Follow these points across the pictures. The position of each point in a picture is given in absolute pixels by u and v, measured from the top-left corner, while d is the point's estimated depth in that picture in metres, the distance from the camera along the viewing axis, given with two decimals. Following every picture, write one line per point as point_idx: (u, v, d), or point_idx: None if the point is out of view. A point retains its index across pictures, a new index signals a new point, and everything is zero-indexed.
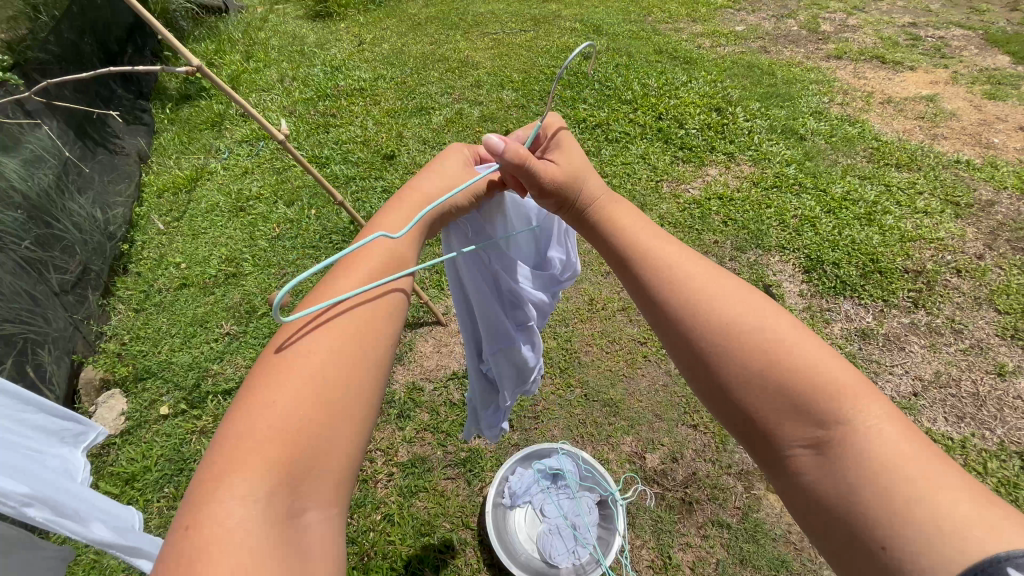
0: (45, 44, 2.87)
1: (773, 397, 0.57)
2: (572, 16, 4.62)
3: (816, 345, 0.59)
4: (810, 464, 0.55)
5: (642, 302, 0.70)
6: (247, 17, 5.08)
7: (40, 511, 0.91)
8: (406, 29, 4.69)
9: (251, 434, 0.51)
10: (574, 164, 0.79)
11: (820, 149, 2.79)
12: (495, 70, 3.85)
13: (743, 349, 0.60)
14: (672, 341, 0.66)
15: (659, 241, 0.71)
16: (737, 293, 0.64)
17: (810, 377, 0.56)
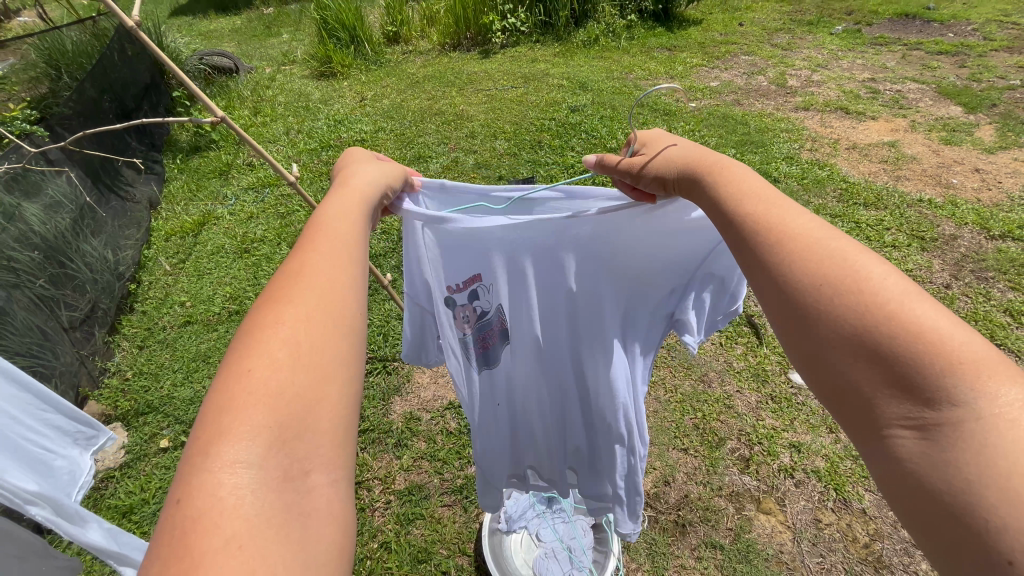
0: (69, 99, 3.07)
1: (884, 367, 0.52)
2: (559, 74, 4.99)
3: (932, 311, 0.53)
4: (916, 451, 0.50)
5: (740, 259, 0.67)
6: (255, 77, 5.43)
7: (41, 509, 0.98)
8: (406, 87, 5.03)
9: (244, 407, 0.47)
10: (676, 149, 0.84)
11: (792, 190, 2.99)
12: (488, 122, 4.12)
13: (853, 312, 0.55)
14: (766, 299, 0.63)
15: (768, 205, 0.68)
16: (840, 254, 0.59)
17: (933, 344, 0.51)
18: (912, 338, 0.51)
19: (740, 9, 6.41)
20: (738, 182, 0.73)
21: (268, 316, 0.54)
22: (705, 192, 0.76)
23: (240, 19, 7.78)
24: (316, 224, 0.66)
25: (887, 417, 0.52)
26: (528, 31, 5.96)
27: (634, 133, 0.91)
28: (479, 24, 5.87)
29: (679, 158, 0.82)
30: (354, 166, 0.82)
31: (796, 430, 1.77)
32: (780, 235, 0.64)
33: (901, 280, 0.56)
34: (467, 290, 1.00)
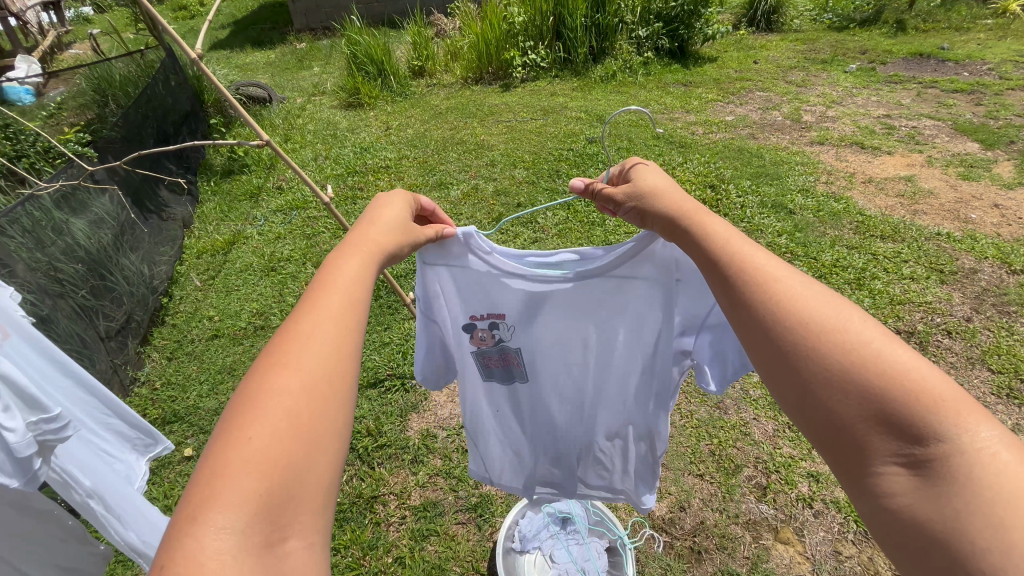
0: (117, 123, 3.26)
1: (870, 405, 0.55)
2: (577, 107, 5.17)
3: (910, 354, 0.57)
4: (907, 486, 0.53)
5: (726, 301, 0.69)
6: (287, 106, 5.72)
7: (98, 503, 1.15)
8: (429, 118, 5.24)
9: (233, 467, 0.51)
10: (657, 182, 0.85)
11: (808, 222, 3.01)
12: (508, 152, 4.26)
13: (839, 355, 0.58)
14: (753, 340, 0.65)
15: (752, 249, 0.70)
16: (822, 302, 0.63)
17: (912, 385, 0.54)
18: (895, 381, 0.55)
19: (754, 47, 6.59)
20: (708, 227, 0.74)
21: (263, 380, 0.57)
22: (686, 230, 0.76)
23: (274, 53, 8.22)
24: (327, 283, 0.67)
25: (878, 454, 0.55)
26: (547, 67, 6.19)
27: (621, 163, 0.93)
28: (501, 59, 6.13)
29: (659, 190, 0.83)
30: (381, 209, 0.82)
31: (814, 459, 1.76)
32: (763, 276, 0.66)
33: (877, 325, 0.59)
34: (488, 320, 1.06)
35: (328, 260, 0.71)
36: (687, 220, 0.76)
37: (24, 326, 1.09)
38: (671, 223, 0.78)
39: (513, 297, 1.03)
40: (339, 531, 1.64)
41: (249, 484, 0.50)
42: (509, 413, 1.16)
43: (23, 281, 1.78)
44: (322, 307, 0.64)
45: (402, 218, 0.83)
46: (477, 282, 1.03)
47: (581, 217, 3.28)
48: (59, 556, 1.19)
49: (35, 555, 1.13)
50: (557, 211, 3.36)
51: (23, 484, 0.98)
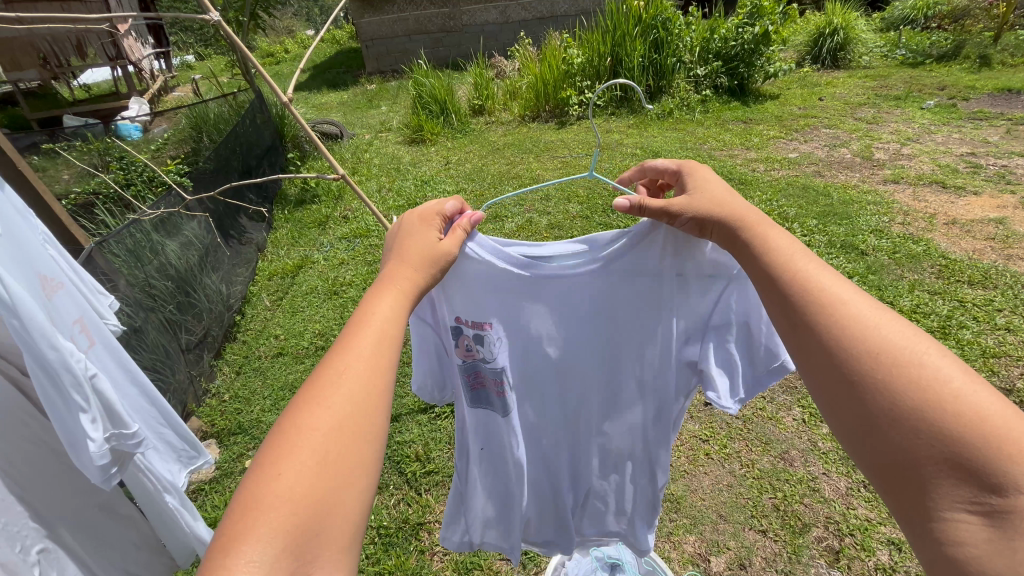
0: (210, 157, 3.61)
1: (941, 449, 0.57)
2: (633, 144, 5.21)
3: (994, 399, 0.57)
4: (980, 535, 0.53)
5: (789, 324, 0.72)
6: (356, 141, 6.14)
7: (172, 499, 1.29)
8: (487, 153, 5.46)
9: (267, 503, 0.54)
10: (719, 191, 0.86)
11: (882, 264, 2.83)
12: (563, 186, 4.34)
13: (914, 389, 0.59)
14: (817, 364, 0.68)
15: (824, 274, 0.72)
16: (898, 334, 0.64)
17: (990, 432, 0.55)
18: (972, 425, 0.56)
19: (819, 84, 6.44)
20: (773, 243, 0.77)
21: (300, 415, 0.61)
22: (750, 248, 0.78)
23: (347, 94, 8.90)
24: (365, 316, 0.70)
25: (945, 499, 0.56)
26: (604, 105, 6.32)
27: (689, 166, 0.95)
28: (558, 98, 6.32)
29: (722, 201, 0.84)
30: (410, 234, 0.84)
31: (895, 525, 1.59)
32: (827, 302, 0.69)
33: (959, 361, 0.60)
34: (475, 329, 1.03)
35: (365, 298, 0.73)
36: (752, 238, 0.79)
37: (106, 338, 1.21)
38: (736, 239, 0.80)
39: (510, 300, 1.01)
40: (384, 555, 1.65)
41: (278, 521, 0.53)
42: (493, 439, 1.10)
43: (123, 294, 1.97)
44: (359, 344, 0.67)
45: (433, 243, 0.84)
46: (471, 288, 1.00)
47: None
48: (130, 560, 1.24)
49: (110, 553, 1.19)
50: None
51: (100, 484, 1.07)
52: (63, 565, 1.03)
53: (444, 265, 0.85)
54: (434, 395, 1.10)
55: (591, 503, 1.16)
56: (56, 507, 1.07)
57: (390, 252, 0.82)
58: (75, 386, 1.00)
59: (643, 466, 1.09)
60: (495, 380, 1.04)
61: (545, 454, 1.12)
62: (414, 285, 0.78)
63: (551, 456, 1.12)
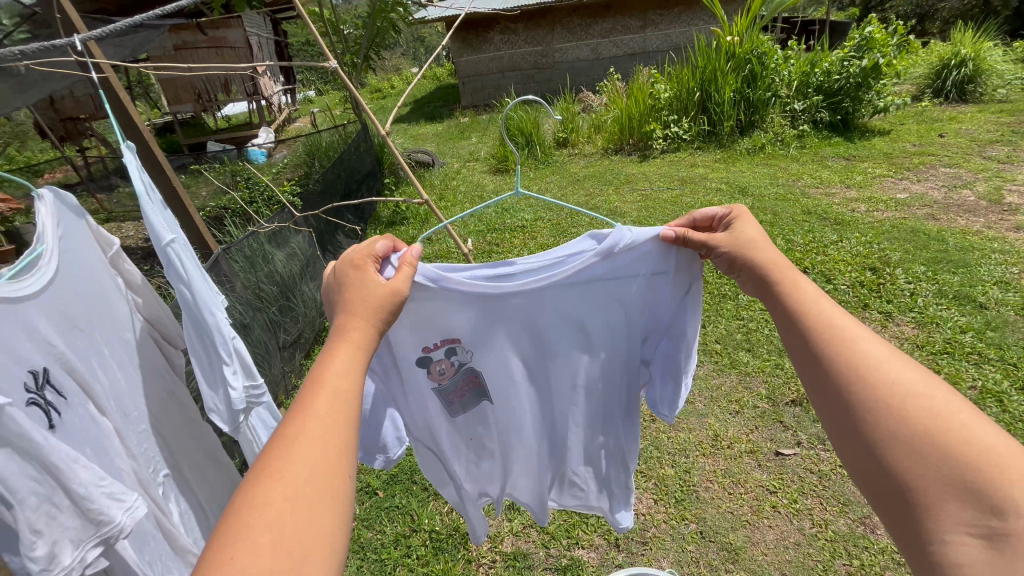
0: (319, 180, 4.07)
1: (950, 474, 0.62)
2: (718, 178, 5.08)
3: (994, 434, 0.63)
4: (982, 556, 0.58)
5: (807, 359, 0.79)
6: (445, 169, 6.57)
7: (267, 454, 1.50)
8: (567, 184, 5.59)
9: None
10: (755, 237, 0.93)
11: (1006, 320, 2.51)
12: (641, 219, 4.34)
13: (919, 420, 0.66)
14: (828, 399, 0.76)
15: (847, 319, 0.80)
16: (910, 374, 0.71)
17: (988, 459, 0.61)
18: (971, 456, 0.62)
19: (940, 120, 5.87)
20: (799, 285, 0.86)
21: (255, 489, 0.58)
22: (776, 289, 0.87)
23: (441, 126, 9.58)
24: (321, 374, 0.70)
25: (947, 521, 0.61)
26: (690, 139, 6.24)
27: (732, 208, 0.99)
28: (642, 132, 6.34)
29: (754, 246, 0.92)
30: (356, 284, 0.84)
31: None
32: (844, 339, 0.77)
33: (965, 401, 0.67)
34: (443, 349, 1.14)
35: (320, 357, 0.72)
36: (780, 279, 0.87)
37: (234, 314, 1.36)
38: (765, 280, 0.89)
39: (475, 316, 1.12)
40: (433, 558, 1.72)
41: None
42: (478, 434, 1.24)
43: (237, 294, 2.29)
44: (317, 404, 0.66)
45: (385, 292, 0.85)
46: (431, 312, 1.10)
47: None
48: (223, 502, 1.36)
49: (210, 492, 1.31)
50: None
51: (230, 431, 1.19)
52: (172, 497, 1.18)
53: (392, 315, 0.85)
54: (376, 452, 1.14)
55: (570, 485, 1.30)
56: (171, 443, 1.20)
57: (339, 307, 0.82)
58: (223, 342, 1.15)
59: (615, 454, 1.21)
60: (468, 386, 1.18)
61: (526, 446, 1.24)
62: (366, 340, 0.78)
63: (531, 448, 1.25)
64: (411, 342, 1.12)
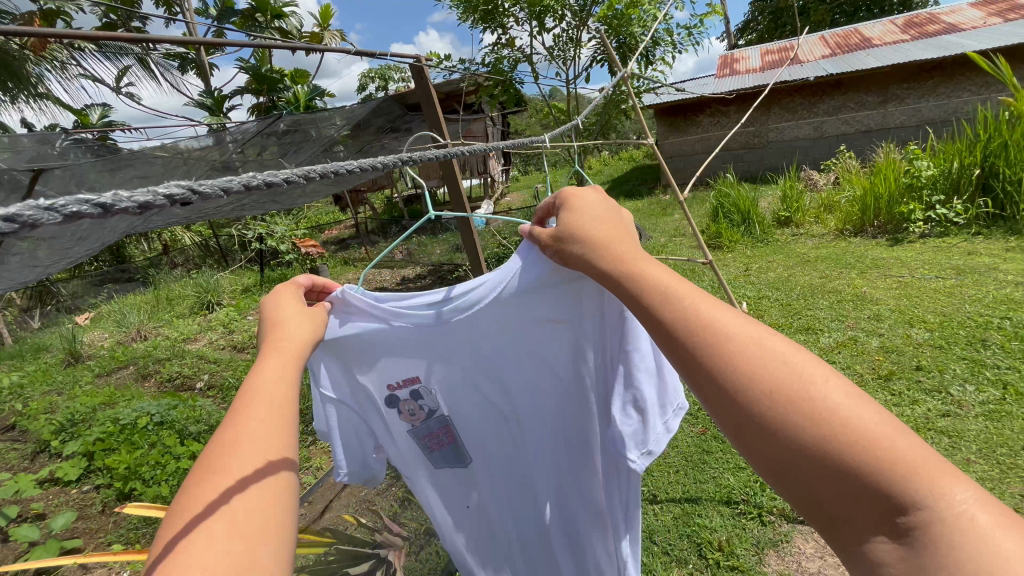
0: None
1: (848, 478, 0.53)
2: (1016, 270, 4.11)
3: (876, 414, 0.56)
4: (896, 556, 0.50)
5: (689, 372, 0.67)
6: (651, 242, 6.69)
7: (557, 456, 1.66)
8: (796, 264, 5.14)
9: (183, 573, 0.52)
10: (589, 229, 0.90)
11: None
12: (903, 309, 3.74)
13: (803, 413, 0.57)
14: (714, 403, 0.64)
15: (715, 309, 0.69)
16: (780, 360, 0.62)
17: (882, 453, 0.53)
18: (867, 448, 0.53)
19: None
20: (646, 274, 0.77)
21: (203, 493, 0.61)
22: (630, 287, 0.78)
23: (642, 203, 9.89)
24: (253, 385, 0.75)
25: (861, 524, 0.53)
26: (965, 223, 5.25)
27: (568, 197, 0.97)
28: (895, 213, 5.57)
29: (596, 241, 0.87)
30: (286, 319, 0.91)
31: None
32: (711, 331, 0.67)
33: (842, 382, 0.58)
34: (407, 388, 1.22)
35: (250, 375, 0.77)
36: (630, 276, 0.79)
37: None
38: (616, 280, 0.80)
39: (426, 352, 1.20)
40: None
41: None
42: (459, 486, 1.29)
43: None
44: (250, 410, 0.71)
45: (308, 321, 0.94)
46: (382, 347, 1.17)
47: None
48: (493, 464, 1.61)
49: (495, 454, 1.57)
50: (982, 388, 2.69)
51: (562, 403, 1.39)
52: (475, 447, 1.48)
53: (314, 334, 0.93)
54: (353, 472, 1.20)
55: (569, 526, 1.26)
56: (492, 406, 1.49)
57: (262, 336, 0.88)
58: None
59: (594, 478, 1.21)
60: (443, 430, 1.26)
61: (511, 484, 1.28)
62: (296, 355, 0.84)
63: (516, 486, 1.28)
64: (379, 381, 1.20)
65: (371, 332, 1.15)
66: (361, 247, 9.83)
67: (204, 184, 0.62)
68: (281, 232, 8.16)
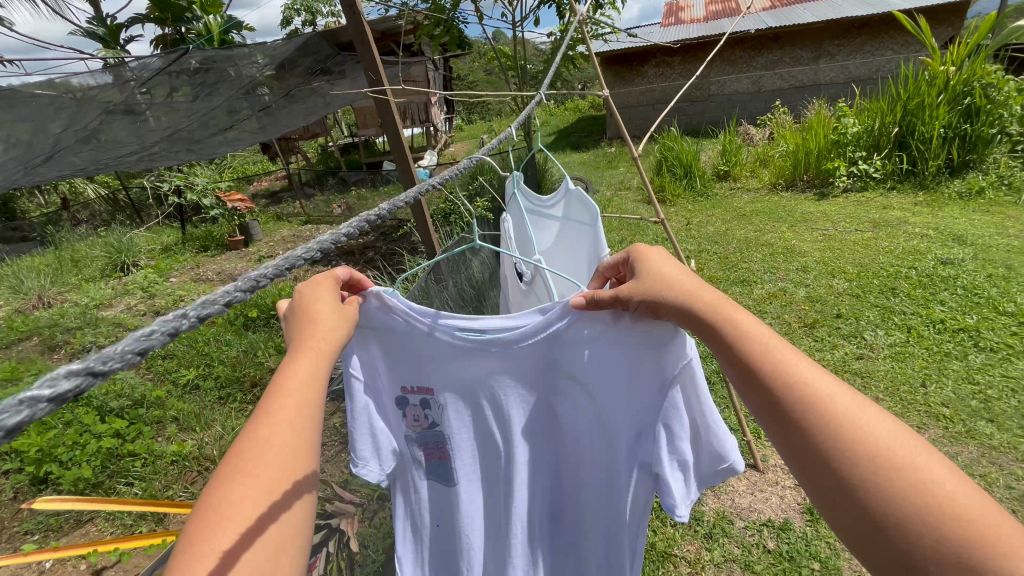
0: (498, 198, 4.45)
1: (950, 555, 0.54)
2: (922, 223, 4.48)
3: (976, 494, 0.56)
4: None
5: (782, 429, 0.68)
6: (597, 196, 6.70)
7: None
8: (731, 218, 5.35)
9: None
10: (659, 265, 0.86)
11: None
12: (826, 260, 4.00)
13: (906, 492, 0.58)
14: (808, 462, 0.65)
15: (815, 375, 0.69)
16: (880, 436, 0.62)
17: (984, 533, 0.53)
18: (967, 528, 0.54)
19: None
20: (737, 323, 0.75)
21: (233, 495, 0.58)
22: (714, 334, 0.76)
23: (588, 156, 9.83)
24: (287, 378, 0.69)
25: None
26: (882, 178, 5.63)
27: (638, 253, 0.90)
28: (822, 168, 5.87)
29: (670, 281, 0.83)
30: (321, 308, 0.82)
31: None
32: (808, 394, 0.67)
33: (943, 462, 0.59)
34: (419, 395, 1.07)
35: (283, 368, 0.71)
36: (716, 322, 0.76)
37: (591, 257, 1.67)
38: (694, 320, 0.79)
39: (447, 369, 1.03)
40: None
41: None
42: (441, 517, 1.12)
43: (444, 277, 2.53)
44: (281, 411, 0.66)
45: (346, 315, 0.84)
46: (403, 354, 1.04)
47: (927, 343, 2.82)
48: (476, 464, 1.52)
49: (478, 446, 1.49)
50: (891, 332, 2.97)
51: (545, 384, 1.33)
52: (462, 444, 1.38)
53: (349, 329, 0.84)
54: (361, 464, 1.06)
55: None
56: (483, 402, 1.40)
57: (292, 322, 0.80)
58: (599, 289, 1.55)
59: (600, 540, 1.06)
60: (438, 448, 1.08)
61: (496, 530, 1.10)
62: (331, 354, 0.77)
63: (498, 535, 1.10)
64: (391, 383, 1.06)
65: (397, 334, 1.02)
66: (295, 201, 9.18)
67: (105, 362, 0.52)
68: (201, 184, 7.43)
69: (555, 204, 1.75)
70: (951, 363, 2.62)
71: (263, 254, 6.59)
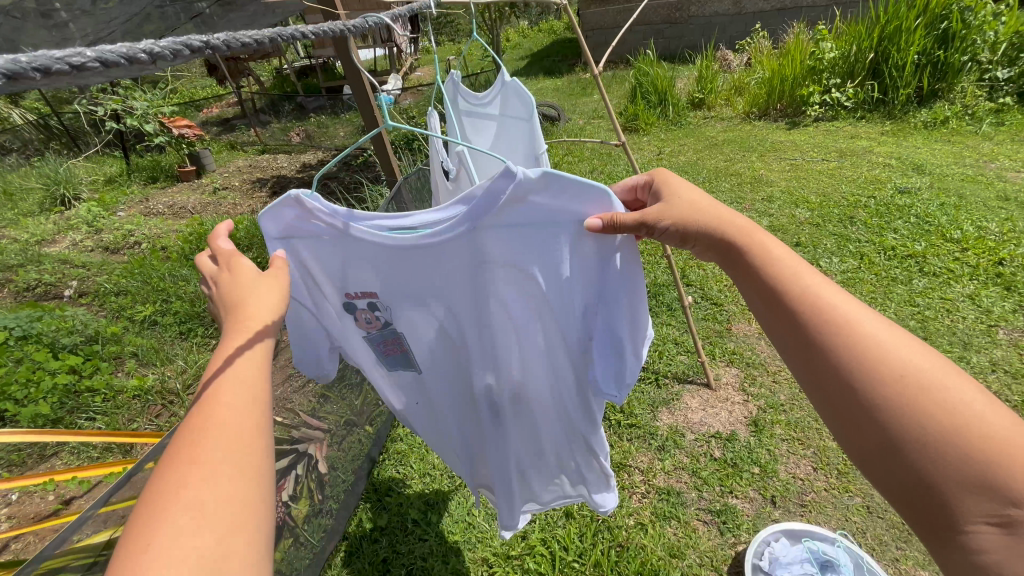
0: None
1: (965, 470, 0.63)
2: (886, 153, 4.54)
3: (992, 410, 0.65)
4: (998, 543, 0.60)
5: (804, 341, 0.80)
6: (570, 125, 6.47)
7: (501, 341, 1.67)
8: (703, 148, 5.29)
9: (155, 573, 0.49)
10: (702, 202, 0.95)
11: None
12: (791, 190, 4.04)
13: (931, 412, 0.66)
14: (831, 377, 0.76)
15: (844, 301, 0.79)
16: (908, 364, 0.71)
17: (999, 446, 0.62)
18: (980, 444, 0.63)
19: None
20: (770, 254, 0.87)
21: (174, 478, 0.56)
22: (749, 265, 0.88)
23: (562, 81, 9.38)
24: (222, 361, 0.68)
25: (969, 511, 0.63)
26: (853, 107, 5.60)
27: (678, 183, 0.99)
28: (795, 96, 5.78)
29: (718, 219, 0.92)
30: (250, 288, 0.80)
31: None
32: (844, 321, 0.77)
33: (981, 390, 0.67)
34: (364, 300, 1.05)
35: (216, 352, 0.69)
36: (752, 252, 0.88)
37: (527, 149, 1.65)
38: (738, 251, 0.90)
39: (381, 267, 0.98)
40: None
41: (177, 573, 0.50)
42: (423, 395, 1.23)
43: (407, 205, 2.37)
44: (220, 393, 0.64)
45: (277, 288, 0.83)
46: (334, 258, 0.99)
47: (877, 269, 2.94)
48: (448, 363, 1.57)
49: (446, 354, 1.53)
50: (845, 259, 3.07)
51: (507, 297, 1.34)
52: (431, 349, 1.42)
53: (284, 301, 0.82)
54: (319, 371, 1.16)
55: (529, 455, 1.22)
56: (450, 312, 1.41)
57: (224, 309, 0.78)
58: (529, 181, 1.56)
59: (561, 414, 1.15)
60: (397, 339, 1.12)
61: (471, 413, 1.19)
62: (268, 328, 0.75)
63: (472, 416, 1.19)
64: (332, 290, 1.04)
65: (321, 239, 0.96)
66: (249, 129, 8.56)
67: None
68: (141, 108, 6.80)
69: (490, 101, 1.70)
70: (897, 288, 2.75)
71: (217, 186, 6.22)
